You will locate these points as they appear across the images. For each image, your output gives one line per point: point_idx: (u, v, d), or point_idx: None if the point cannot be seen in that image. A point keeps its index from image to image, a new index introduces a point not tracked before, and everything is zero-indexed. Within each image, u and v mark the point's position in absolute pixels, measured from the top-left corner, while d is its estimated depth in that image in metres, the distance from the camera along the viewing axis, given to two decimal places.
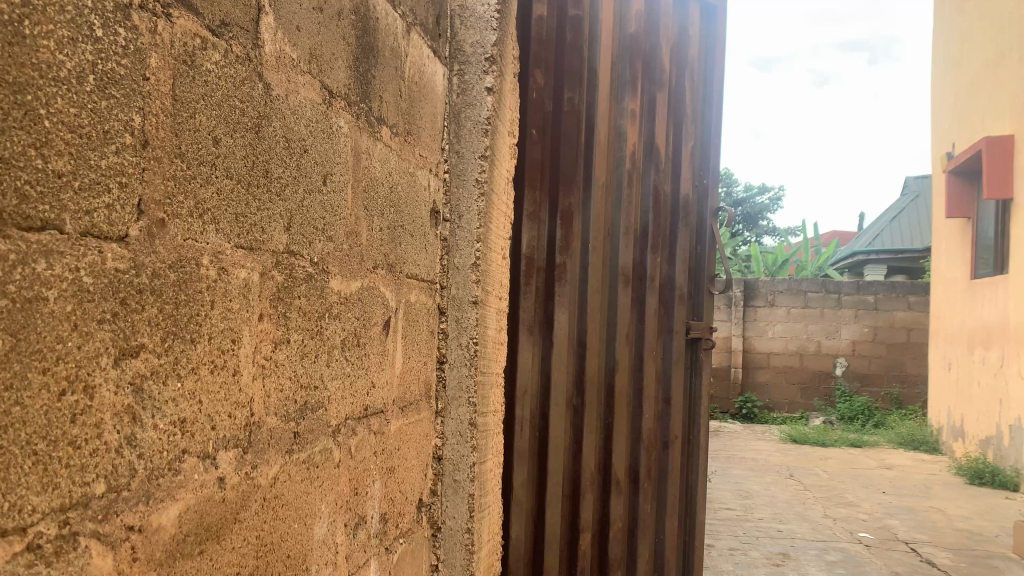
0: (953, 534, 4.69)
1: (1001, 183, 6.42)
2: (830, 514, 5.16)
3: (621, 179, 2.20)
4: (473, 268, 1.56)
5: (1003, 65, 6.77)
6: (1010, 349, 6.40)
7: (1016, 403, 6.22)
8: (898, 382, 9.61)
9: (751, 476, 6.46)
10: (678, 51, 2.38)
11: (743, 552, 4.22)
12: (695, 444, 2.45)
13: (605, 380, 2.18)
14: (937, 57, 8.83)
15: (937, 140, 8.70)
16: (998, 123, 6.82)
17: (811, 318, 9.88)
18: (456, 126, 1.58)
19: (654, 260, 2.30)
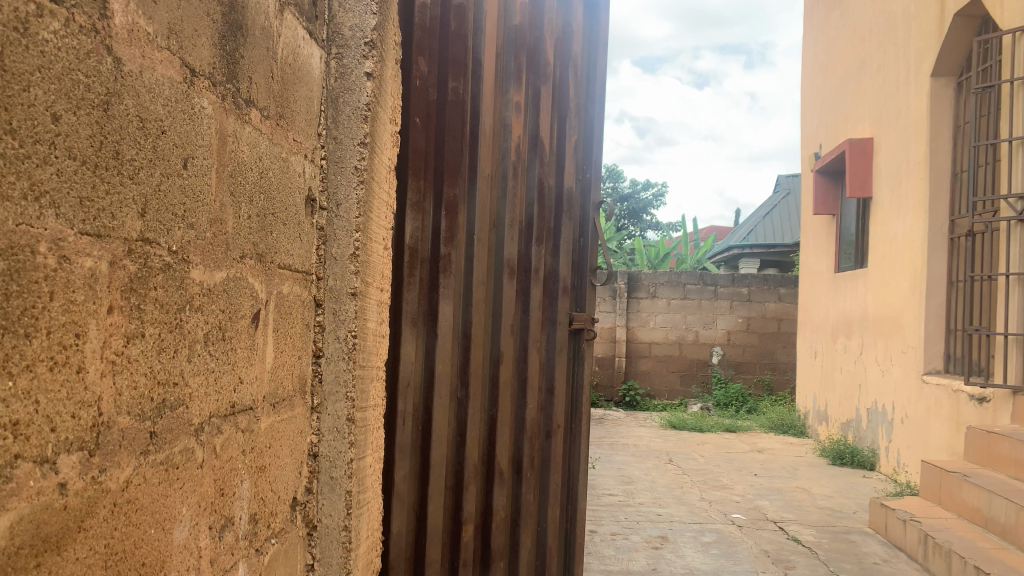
0: (816, 512, 5.00)
1: (863, 183, 6.86)
2: (706, 497, 5.39)
3: (505, 170, 2.20)
4: (351, 259, 1.52)
5: (864, 73, 7.24)
6: (868, 338, 6.86)
7: (872, 388, 6.67)
8: (769, 370, 10.14)
9: (633, 461, 6.66)
10: (563, 45, 2.40)
11: (624, 536, 4.34)
12: (577, 431, 2.50)
13: (489, 371, 2.18)
14: (807, 63, 9.35)
15: (806, 140, 9.19)
16: (859, 126, 7.28)
17: (690, 309, 10.28)
18: (334, 110, 1.54)
19: (538, 251, 2.31)
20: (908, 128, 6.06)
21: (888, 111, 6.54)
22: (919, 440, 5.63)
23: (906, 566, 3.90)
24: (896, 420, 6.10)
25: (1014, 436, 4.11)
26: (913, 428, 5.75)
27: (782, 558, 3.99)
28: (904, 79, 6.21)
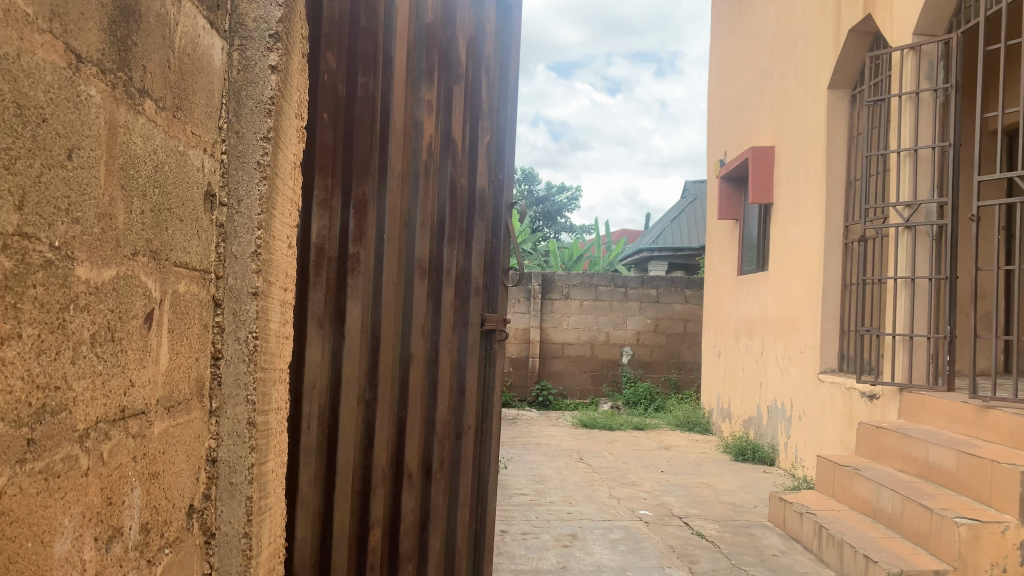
0: (719, 507, 5.16)
1: (764, 190, 7.14)
2: (615, 494, 5.49)
3: (417, 169, 2.17)
4: (253, 257, 1.47)
5: (767, 84, 7.53)
6: (769, 338, 7.14)
7: (772, 387, 6.94)
8: (676, 369, 10.42)
9: (545, 461, 6.72)
10: (475, 46, 2.40)
11: (534, 535, 4.38)
12: (488, 432, 2.50)
13: (399, 373, 2.15)
14: (713, 72, 9.65)
15: (712, 146, 9.49)
16: (761, 134, 7.57)
17: (602, 309, 10.45)
18: (236, 103, 1.49)
19: (450, 252, 2.30)
20: (806, 137, 6.34)
21: (788, 121, 6.82)
22: (815, 435, 5.90)
23: (802, 556, 4.07)
24: (794, 416, 6.36)
25: (902, 431, 4.35)
26: (810, 424, 6.02)
27: (687, 552, 4.10)
28: (803, 91, 6.49)
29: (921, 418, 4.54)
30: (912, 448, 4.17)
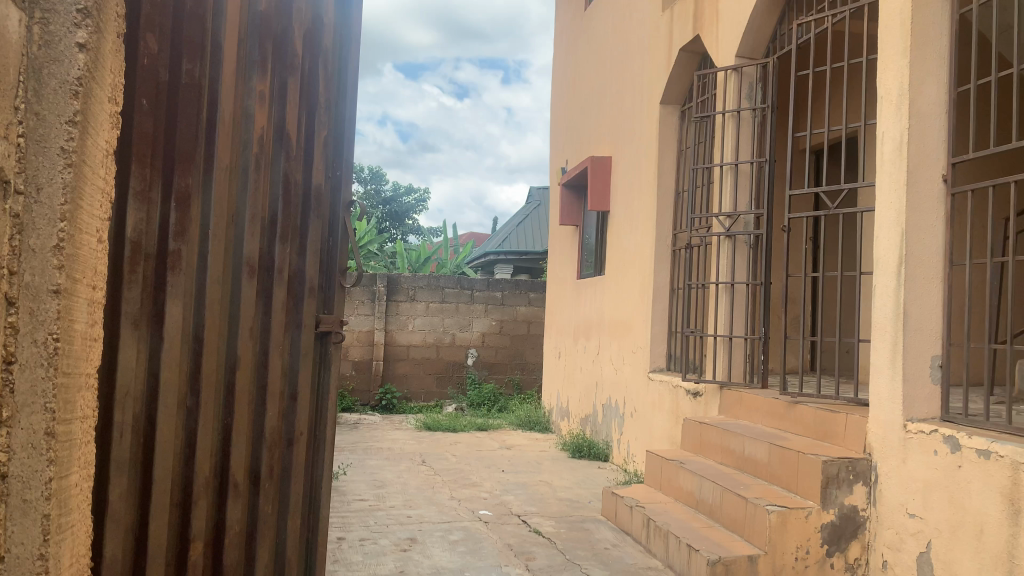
0: (556, 503, 5.31)
1: (602, 197, 7.42)
2: (456, 496, 5.50)
3: (247, 162, 2.08)
4: (54, 251, 1.34)
5: (605, 95, 7.83)
6: (605, 339, 7.43)
7: (607, 386, 7.23)
8: (519, 369, 10.66)
9: (386, 465, 6.62)
10: (313, 37, 2.32)
11: (372, 541, 4.29)
12: (321, 438, 2.41)
13: (225, 378, 2.04)
14: (556, 81, 9.92)
15: (554, 153, 9.75)
16: (600, 144, 7.87)
17: (447, 312, 10.46)
18: (35, 82, 1.35)
19: (282, 250, 2.21)
20: (641, 148, 6.66)
21: (624, 132, 7.15)
22: (645, 432, 6.18)
23: (632, 549, 4.25)
24: (626, 414, 6.65)
25: (722, 425, 4.65)
26: (640, 421, 6.32)
27: (524, 551, 4.18)
28: (638, 104, 6.81)
29: (738, 413, 4.88)
30: (730, 442, 4.46)
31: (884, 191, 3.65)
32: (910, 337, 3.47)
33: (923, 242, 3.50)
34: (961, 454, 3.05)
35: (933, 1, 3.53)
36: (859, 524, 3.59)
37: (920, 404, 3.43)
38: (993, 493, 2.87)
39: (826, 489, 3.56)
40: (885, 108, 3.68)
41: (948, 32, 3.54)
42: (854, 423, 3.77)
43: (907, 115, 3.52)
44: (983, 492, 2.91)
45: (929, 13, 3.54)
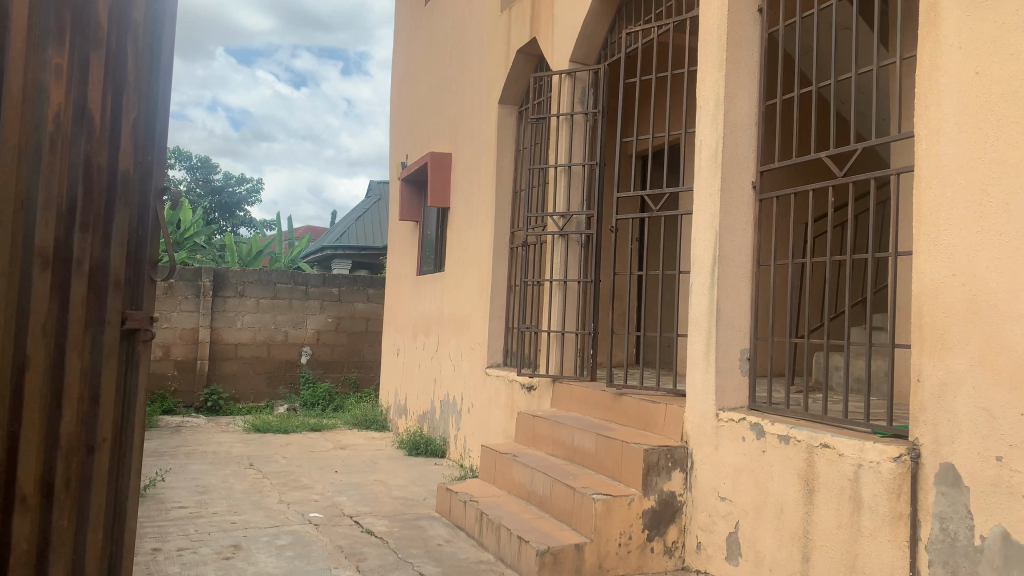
0: (390, 502, 5.25)
1: (441, 193, 7.42)
2: (285, 499, 5.30)
3: (40, 141, 1.89)
4: None
5: (444, 93, 7.83)
6: (443, 335, 7.43)
7: (444, 382, 7.24)
8: (355, 368, 10.47)
9: (210, 470, 6.26)
10: (120, 11, 2.13)
11: (191, 550, 4.04)
12: (127, 444, 2.22)
13: (13, 381, 1.85)
14: (396, 75, 9.82)
15: (394, 147, 9.63)
16: (440, 140, 7.85)
17: (279, 308, 10.08)
18: None
19: (81, 240, 2.01)
20: (480, 146, 6.71)
21: (463, 130, 7.19)
22: (481, 427, 6.24)
23: (465, 544, 4.28)
24: (463, 410, 6.69)
25: (553, 418, 4.78)
26: (477, 417, 6.37)
27: (355, 552, 4.09)
28: (477, 102, 6.87)
29: (569, 406, 5.04)
30: (561, 434, 4.59)
31: (701, 195, 3.88)
32: (722, 331, 3.72)
33: (734, 243, 3.76)
34: (765, 440, 3.30)
35: (745, 19, 3.81)
36: (677, 508, 3.80)
37: (730, 394, 3.69)
38: (791, 475, 3.13)
39: (647, 476, 3.74)
40: (703, 118, 3.92)
41: (757, 49, 3.83)
42: (673, 413, 4.00)
43: (723, 124, 3.77)
44: (783, 474, 3.17)
45: (741, 30, 3.80)
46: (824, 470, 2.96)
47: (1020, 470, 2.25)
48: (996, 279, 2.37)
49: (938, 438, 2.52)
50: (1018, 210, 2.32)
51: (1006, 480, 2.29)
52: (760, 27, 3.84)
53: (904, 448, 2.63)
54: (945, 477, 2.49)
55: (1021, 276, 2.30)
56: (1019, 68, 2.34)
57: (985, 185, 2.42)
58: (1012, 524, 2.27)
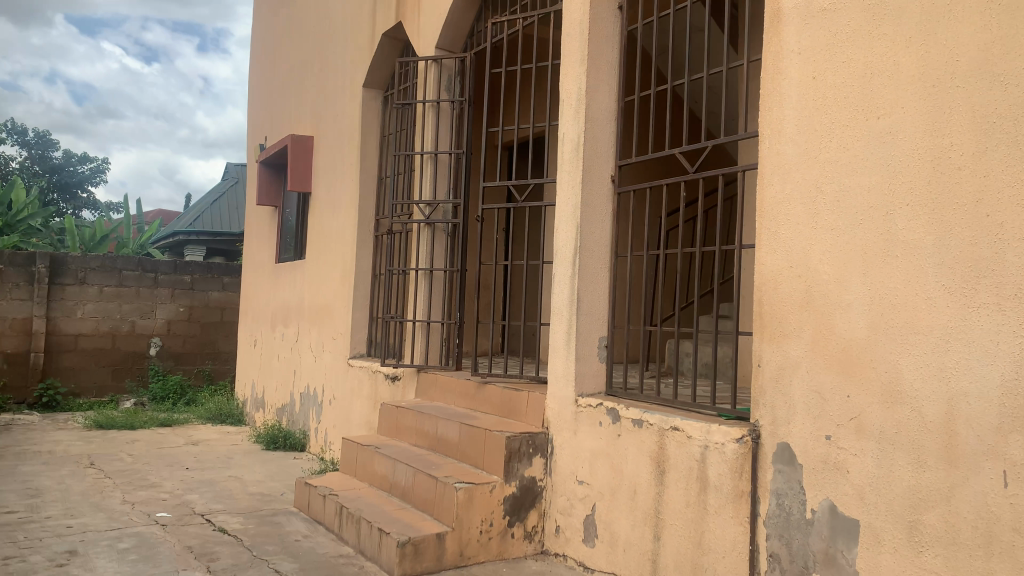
0: (246, 499, 5.04)
1: (303, 178, 7.17)
2: (130, 499, 4.98)
3: None
4: None
5: (306, 75, 7.57)
6: (303, 326, 7.21)
7: (304, 373, 7.03)
8: (210, 360, 9.98)
9: (45, 471, 5.79)
10: None
11: (20, 559, 3.71)
12: None
13: None
14: (255, 54, 9.40)
15: (252, 129, 9.23)
16: (301, 123, 7.58)
17: (125, 297, 9.45)
18: None
19: None
20: (344, 131, 6.54)
21: (326, 113, 6.98)
22: (343, 418, 6.11)
23: (324, 538, 4.17)
24: (325, 402, 6.52)
25: (417, 408, 4.75)
26: (339, 408, 6.23)
27: (205, 552, 3.90)
28: (341, 85, 6.69)
29: (432, 395, 5.02)
30: (424, 423, 4.56)
31: (563, 187, 3.95)
32: (582, 320, 3.82)
33: (594, 234, 3.86)
34: (621, 424, 3.42)
35: (606, 16, 3.90)
36: (537, 494, 3.87)
37: (589, 380, 3.78)
38: (644, 457, 3.25)
39: (509, 463, 3.79)
40: (565, 111, 3.98)
41: (617, 46, 3.93)
42: (535, 400, 4.06)
43: (584, 118, 3.85)
44: (637, 458, 3.29)
45: (602, 26, 3.89)
46: (674, 452, 3.10)
47: (846, 448, 2.44)
48: (828, 271, 2.55)
49: (776, 419, 2.69)
50: (847, 207, 2.50)
51: (835, 457, 2.48)
52: (620, 23, 3.94)
53: (746, 430, 2.79)
54: (782, 455, 2.66)
55: (850, 267, 2.48)
56: (849, 74, 2.51)
57: (820, 183, 2.60)
58: (839, 498, 2.45)
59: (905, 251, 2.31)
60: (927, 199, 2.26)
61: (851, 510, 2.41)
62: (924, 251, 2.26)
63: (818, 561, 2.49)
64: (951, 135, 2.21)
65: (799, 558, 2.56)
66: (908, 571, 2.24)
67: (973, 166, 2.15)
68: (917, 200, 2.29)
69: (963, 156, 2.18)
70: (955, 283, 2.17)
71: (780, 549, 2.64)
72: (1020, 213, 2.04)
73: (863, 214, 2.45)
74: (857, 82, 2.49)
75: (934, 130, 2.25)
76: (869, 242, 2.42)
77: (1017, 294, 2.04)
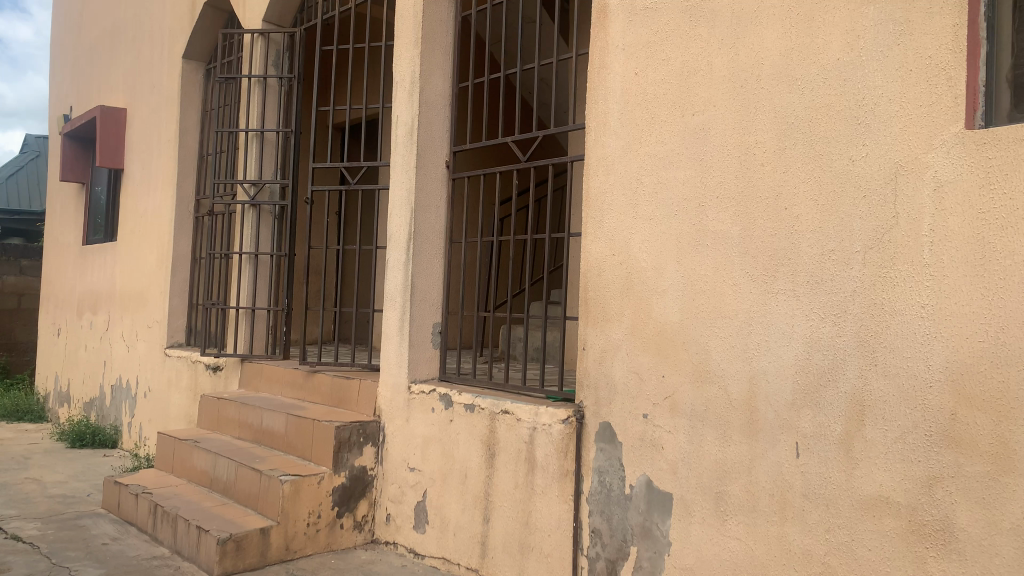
0: (46, 502, 4.61)
1: (114, 153, 6.62)
2: None
3: None
4: None
5: (118, 40, 6.98)
6: (115, 314, 6.68)
7: (116, 364, 6.51)
8: (5, 351, 9.02)
9: None
10: None
11: None
12: None
13: None
14: (59, 16, 8.56)
15: (56, 98, 8.39)
16: (112, 93, 6.98)
17: None
18: None
19: None
20: (161, 104, 6.09)
21: (141, 84, 6.47)
22: (160, 411, 5.73)
23: (136, 540, 3.89)
24: (139, 394, 6.07)
25: (241, 399, 4.52)
26: (155, 401, 5.83)
27: None
28: (158, 55, 6.22)
29: (258, 385, 4.80)
30: (249, 415, 4.36)
31: (397, 171, 3.89)
32: (414, 306, 3.78)
33: (427, 220, 3.83)
34: (452, 409, 3.43)
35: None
36: (367, 483, 3.80)
37: (421, 366, 3.76)
38: (475, 441, 3.28)
39: (338, 453, 3.70)
40: (399, 94, 3.92)
41: (451, 31, 3.91)
42: (366, 388, 3.99)
43: (417, 101, 3.80)
44: (467, 442, 3.32)
45: (436, 11, 3.86)
46: (504, 436, 3.14)
47: (661, 425, 2.58)
48: (648, 258, 2.67)
49: (599, 400, 2.80)
50: (664, 198, 2.63)
51: (651, 434, 2.61)
52: (453, 9, 3.92)
53: (571, 411, 2.88)
54: (604, 434, 2.77)
55: (667, 255, 2.61)
56: (668, 71, 2.64)
57: (640, 175, 2.72)
58: (654, 473, 2.59)
59: (716, 241, 2.46)
60: (735, 192, 2.42)
61: (665, 483, 2.56)
62: (732, 240, 2.42)
63: (636, 535, 2.62)
64: (756, 132, 2.37)
65: (619, 532, 2.68)
66: (714, 538, 2.41)
67: (774, 162, 2.33)
68: (727, 193, 2.45)
69: (766, 153, 2.35)
70: (757, 269, 2.35)
71: (601, 525, 2.75)
72: (813, 207, 2.23)
73: (679, 205, 2.58)
74: (675, 80, 2.62)
75: (741, 129, 2.41)
76: (683, 231, 2.56)
77: (810, 280, 2.23)
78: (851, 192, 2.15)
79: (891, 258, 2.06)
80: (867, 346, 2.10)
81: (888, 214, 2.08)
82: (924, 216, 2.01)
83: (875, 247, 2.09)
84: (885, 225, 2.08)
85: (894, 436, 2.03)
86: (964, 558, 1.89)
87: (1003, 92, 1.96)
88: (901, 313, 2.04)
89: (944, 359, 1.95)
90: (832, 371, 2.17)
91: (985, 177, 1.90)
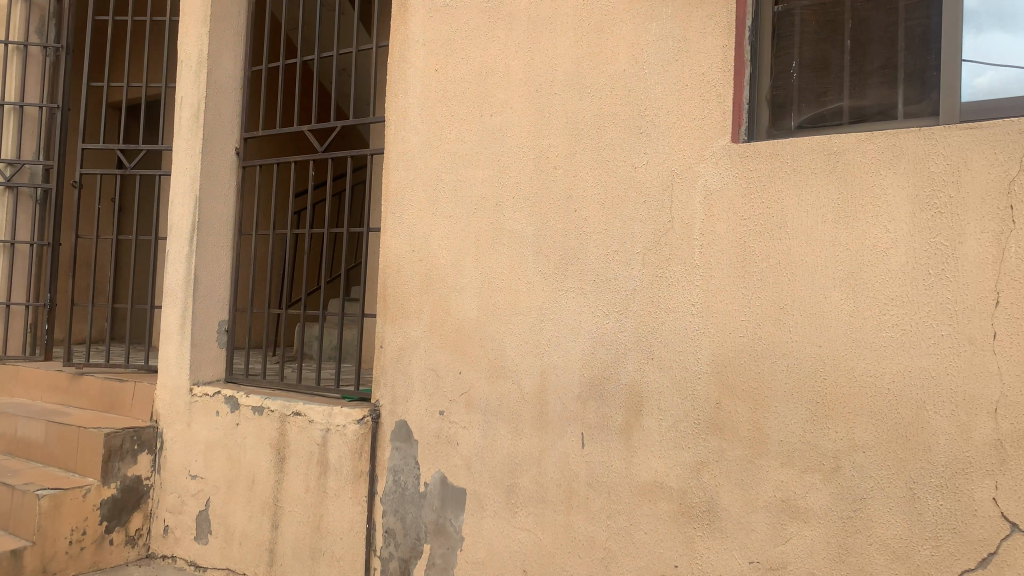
0: None
1: None
2: None
3: None
4: None
5: None
6: None
7: None
8: None
9: None
10: None
11: None
12: None
13: None
14: None
15: None
16: None
17: None
18: None
19: None
20: None
21: None
22: None
23: None
24: None
25: None
26: None
27: None
28: None
29: (12, 391, 4.27)
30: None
31: (179, 155, 3.62)
32: (198, 301, 3.53)
33: (214, 209, 3.59)
34: (239, 412, 3.24)
35: None
36: (142, 494, 3.50)
37: (204, 367, 3.52)
38: (264, 445, 3.12)
39: (108, 463, 3.37)
40: (184, 74, 3.64)
41: (244, 11, 3.70)
42: (142, 391, 3.67)
43: (204, 83, 3.56)
44: (256, 445, 3.15)
45: None
46: (294, 438, 3.01)
47: (456, 422, 2.59)
48: (446, 256, 2.68)
49: (395, 398, 2.76)
50: (462, 197, 2.65)
51: (447, 431, 2.62)
52: None
53: (366, 410, 2.82)
54: (400, 433, 2.74)
55: (464, 252, 2.63)
56: (466, 71, 2.67)
57: (439, 173, 2.72)
58: (449, 469, 2.60)
59: (511, 240, 2.51)
60: (528, 193, 2.49)
61: (459, 479, 2.57)
62: (526, 240, 2.48)
63: (430, 532, 2.62)
64: (549, 137, 2.45)
65: (412, 531, 2.67)
66: (505, 531, 2.46)
67: (565, 166, 2.42)
68: (521, 193, 2.51)
69: (558, 156, 2.43)
70: (549, 268, 2.42)
71: (395, 524, 2.72)
72: (600, 209, 2.34)
73: (476, 204, 2.61)
74: (473, 80, 2.65)
75: (535, 132, 2.48)
76: (480, 230, 2.59)
77: (595, 279, 2.33)
78: (633, 197, 2.28)
79: (667, 259, 2.20)
80: (644, 342, 2.23)
81: (664, 218, 2.22)
82: (696, 221, 2.16)
83: (653, 250, 2.23)
84: (662, 229, 2.22)
85: (668, 425, 2.18)
86: (725, 535, 2.06)
87: (763, 112, 2.18)
88: (674, 311, 2.18)
89: (710, 353, 2.11)
90: (614, 365, 2.29)
91: (747, 187, 2.08)
